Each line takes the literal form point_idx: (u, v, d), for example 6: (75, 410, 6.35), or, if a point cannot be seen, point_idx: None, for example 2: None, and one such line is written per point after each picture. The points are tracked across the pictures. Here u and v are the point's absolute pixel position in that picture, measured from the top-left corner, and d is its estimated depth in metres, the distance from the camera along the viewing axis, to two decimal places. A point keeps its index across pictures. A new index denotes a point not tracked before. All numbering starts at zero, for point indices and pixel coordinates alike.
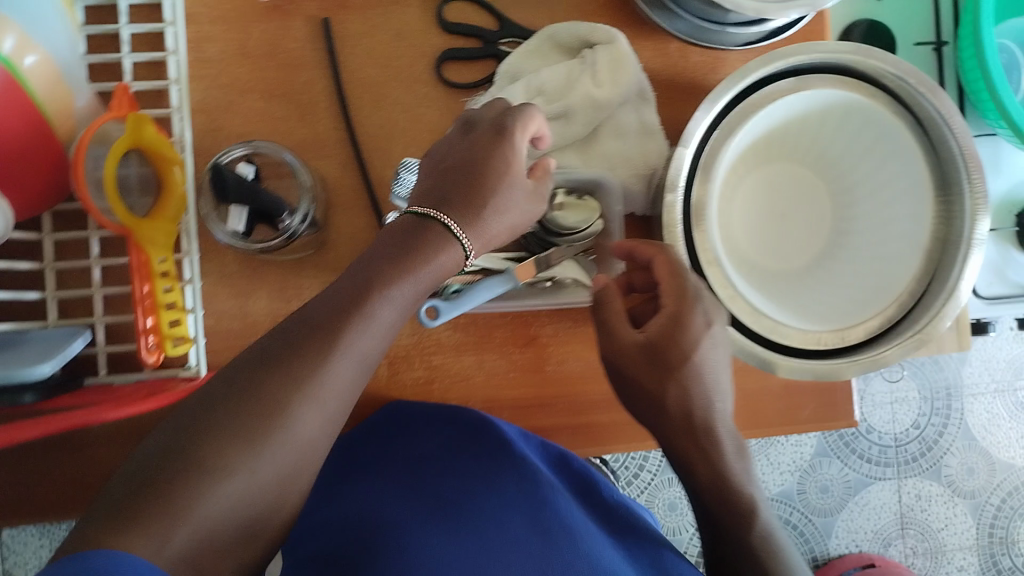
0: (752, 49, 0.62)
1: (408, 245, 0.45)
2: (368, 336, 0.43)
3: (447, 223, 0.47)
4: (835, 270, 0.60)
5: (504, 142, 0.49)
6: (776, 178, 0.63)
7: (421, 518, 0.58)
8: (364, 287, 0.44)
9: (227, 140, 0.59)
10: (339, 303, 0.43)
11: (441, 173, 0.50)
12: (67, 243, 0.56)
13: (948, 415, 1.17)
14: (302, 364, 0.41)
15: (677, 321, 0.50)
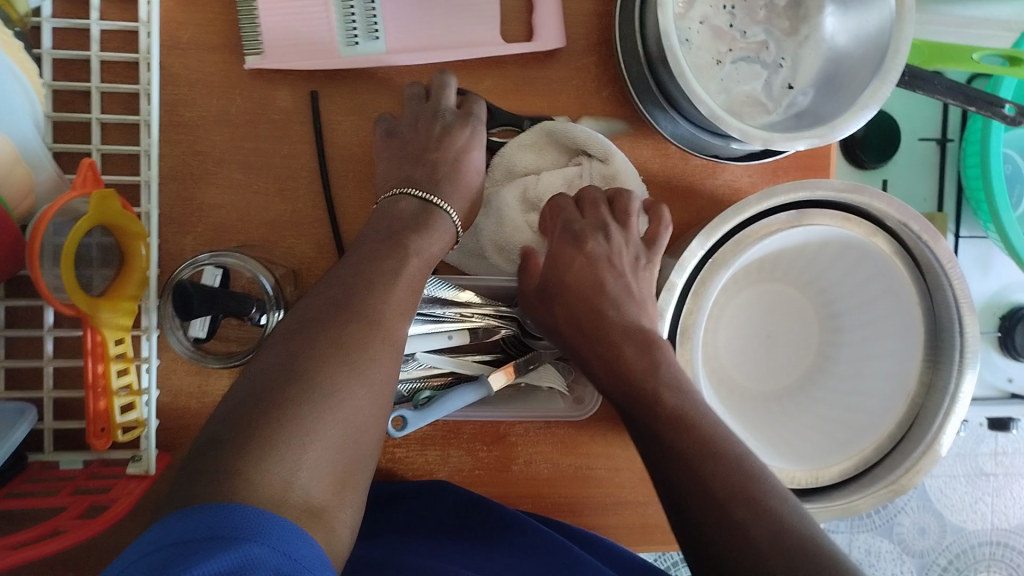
0: (755, 162, 0.60)
1: (418, 225, 0.51)
2: (409, 280, 0.48)
3: (435, 204, 0.52)
4: (818, 399, 0.59)
5: (468, 145, 0.55)
6: (769, 297, 0.62)
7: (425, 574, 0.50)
8: (397, 237, 0.49)
9: (199, 210, 0.55)
10: (378, 254, 0.47)
11: (403, 161, 0.54)
12: (19, 309, 0.53)
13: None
14: (366, 326, 0.43)
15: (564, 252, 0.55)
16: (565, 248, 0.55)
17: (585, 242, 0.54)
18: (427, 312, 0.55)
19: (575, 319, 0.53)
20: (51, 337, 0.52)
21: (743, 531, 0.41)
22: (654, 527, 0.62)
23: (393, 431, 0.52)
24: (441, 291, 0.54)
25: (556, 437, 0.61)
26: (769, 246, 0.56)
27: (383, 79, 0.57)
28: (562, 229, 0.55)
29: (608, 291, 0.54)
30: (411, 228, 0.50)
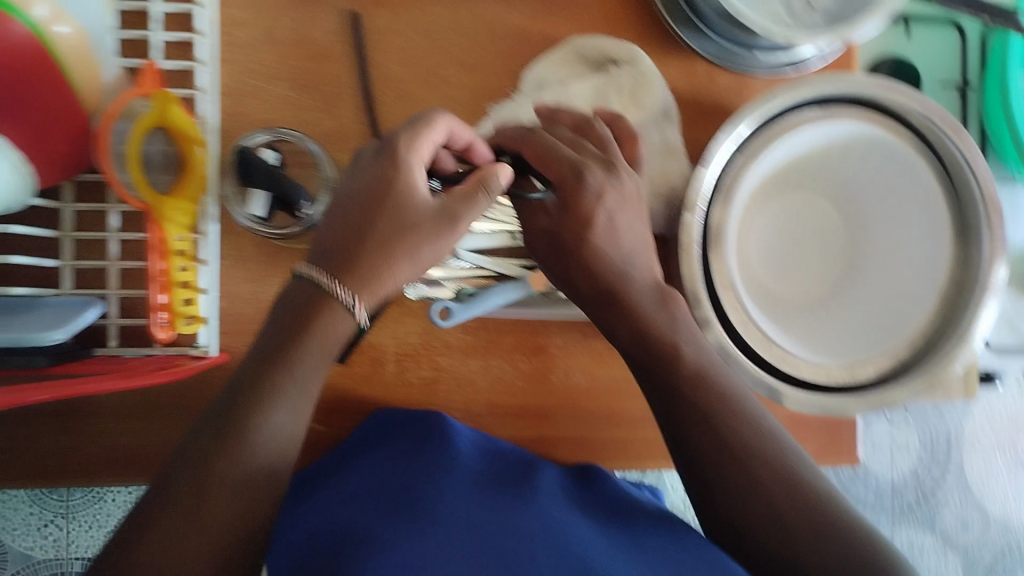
0: (780, 75, 0.62)
1: (298, 315, 0.40)
2: (292, 387, 0.40)
3: (332, 286, 0.41)
4: (851, 303, 0.59)
5: (404, 168, 0.44)
6: (805, 207, 0.60)
7: (382, 518, 0.52)
8: (259, 376, 0.39)
9: (249, 125, 0.59)
10: (243, 384, 0.39)
11: (344, 206, 0.44)
12: (87, 213, 0.57)
13: (948, 464, 1.05)
14: (255, 402, 0.39)
15: (569, 209, 0.52)
16: (578, 196, 0.51)
17: (591, 175, 0.52)
18: None
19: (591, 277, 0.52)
20: (114, 238, 0.56)
21: (763, 489, 0.46)
22: None
23: (440, 322, 0.53)
24: None
25: (593, 348, 0.63)
26: (796, 147, 0.57)
27: (420, 3, 0.60)
28: (561, 160, 0.51)
29: (620, 243, 0.52)
30: (283, 347, 0.40)
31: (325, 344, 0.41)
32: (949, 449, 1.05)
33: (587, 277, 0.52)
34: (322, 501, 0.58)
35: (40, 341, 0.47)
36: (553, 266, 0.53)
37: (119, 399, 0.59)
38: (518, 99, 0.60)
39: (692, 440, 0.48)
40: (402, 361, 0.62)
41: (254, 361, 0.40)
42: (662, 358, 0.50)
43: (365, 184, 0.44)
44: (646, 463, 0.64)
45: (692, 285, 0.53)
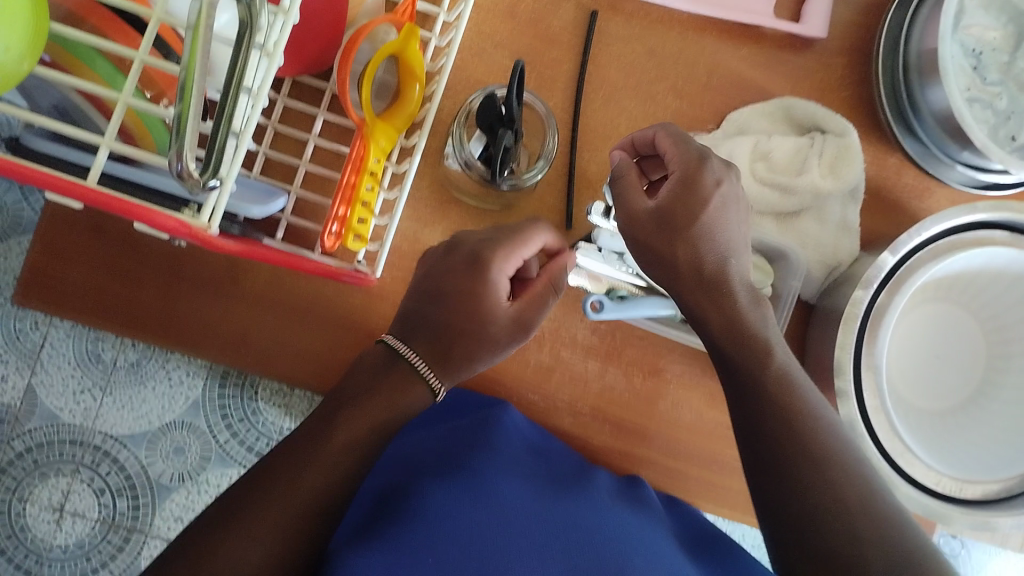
0: (961, 192, 0.64)
1: (390, 377, 0.47)
2: (326, 471, 0.43)
3: (418, 365, 0.47)
4: (970, 426, 0.61)
5: (486, 278, 0.49)
6: (942, 321, 0.64)
7: (439, 481, 0.53)
8: (325, 429, 0.44)
9: (467, 81, 0.61)
10: (305, 441, 0.44)
11: (421, 306, 0.49)
12: (293, 110, 0.59)
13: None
14: (296, 466, 0.42)
15: (688, 189, 0.49)
16: (696, 178, 0.49)
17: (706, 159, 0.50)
18: None
19: (676, 271, 0.49)
20: (313, 141, 0.57)
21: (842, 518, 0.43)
22: None
23: (590, 313, 0.56)
24: None
25: (707, 388, 0.64)
26: (971, 261, 0.58)
27: (655, 20, 0.63)
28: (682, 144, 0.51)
29: (716, 239, 0.49)
30: (316, 445, 0.43)
31: (393, 395, 0.46)
32: None
33: (688, 251, 0.48)
34: (389, 464, 0.60)
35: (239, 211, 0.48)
36: (647, 242, 0.49)
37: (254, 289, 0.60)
38: (717, 135, 0.62)
39: (771, 450, 0.46)
40: (526, 340, 0.63)
41: (341, 407, 0.45)
42: (752, 359, 0.48)
43: (446, 295, 0.49)
44: (721, 512, 0.65)
45: (840, 354, 0.55)
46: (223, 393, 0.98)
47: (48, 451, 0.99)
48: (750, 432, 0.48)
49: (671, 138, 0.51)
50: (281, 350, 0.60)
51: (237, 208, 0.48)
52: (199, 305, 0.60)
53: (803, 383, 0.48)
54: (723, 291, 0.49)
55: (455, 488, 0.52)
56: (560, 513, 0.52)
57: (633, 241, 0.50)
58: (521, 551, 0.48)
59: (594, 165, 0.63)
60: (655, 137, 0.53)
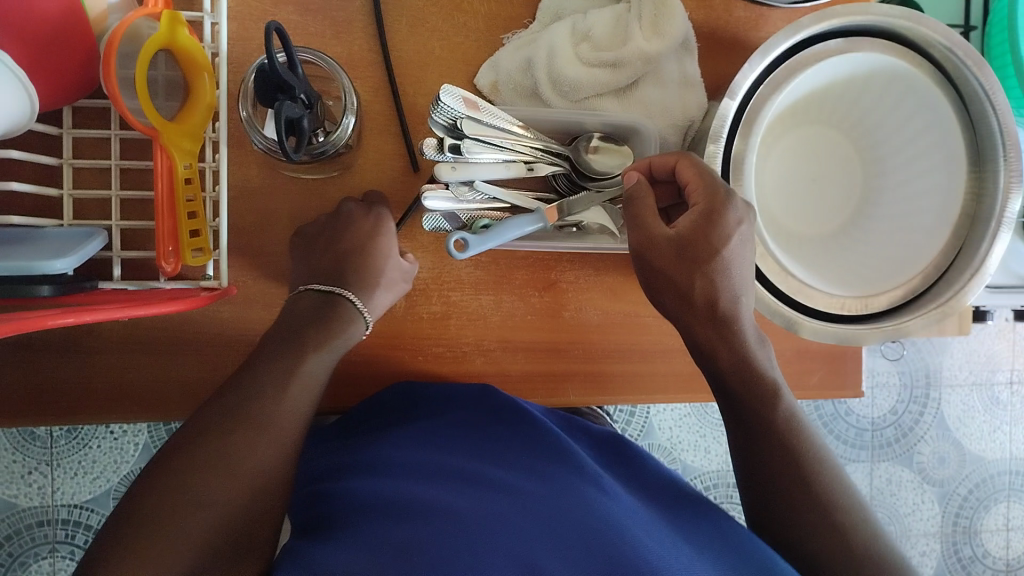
0: (793, 10, 0.62)
1: (324, 320, 0.51)
2: (276, 415, 0.46)
3: (352, 300, 0.53)
4: (862, 238, 0.60)
5: (382, 230, 0.55)
6: (815, 143, 0.61)
7: (426, 476, 0.53)
8: (280, 372, 0.47)
9: (259, 52, 0.56)
10: (252, 391, 0.46)
11: (315, 253, 0.55)
12: (85, 140, 0.54)
13: (925, 402, 1.17)
14: (254, 408, 0.45)
15: (711, 221, 0.48)
16: (721, 214, 0.48)
17: (731, 196, 0.49)
18: (490, 146, 0.55)
19: (679, 294, 0.50)
20: (115, 166, 0.53)
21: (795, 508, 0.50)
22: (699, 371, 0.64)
23: (455, 254, 0.53)
24: (496, 117, 0.55)
25: (606, 284, 0.63)
26: (816, 77, 0.56)
27: None
28: (708, 179, 0.49)
29: (728, 269, 0.49)
30: (269, 381, 0.46)
31: (314, 349, 0.49)
32: (928, 390, 1.17)
33: (705, 283, 0.49)
34: (363, 452, 0.58)
35: (42, 271, 0.44)
36: (662, 268, 0.49)
37: (128, 334, 0.57)
38: (535, 29, 0.59)
39: (767, 458, 0.51)
40: (412, 296, 0.60)
41: (283, 347, 0.49)
42: (760, 397, 0.51)
43: (348, 256, 0.54)
44: (656, 398, 0.65)
45: None
46: (171, 429, 0.98)
47: (19, 541, 0.95)
48: (753, 431, 0.52)
49: (693, 168, 0.50)
50: (165, 388, 0.58)
51: (38, 269, 0.44)
52: (68, 370, 0.56)
53: (760, 367, 0.51)
54: (733, 325, 0.50)
55: (442, 482, 0.53)
56: (507, 484, 0.52)
57: (642, 259, 0.50)
58: (516, 518, 0.48)
59: (421, 98, 0.59)
60: (676, 165, 0.51)
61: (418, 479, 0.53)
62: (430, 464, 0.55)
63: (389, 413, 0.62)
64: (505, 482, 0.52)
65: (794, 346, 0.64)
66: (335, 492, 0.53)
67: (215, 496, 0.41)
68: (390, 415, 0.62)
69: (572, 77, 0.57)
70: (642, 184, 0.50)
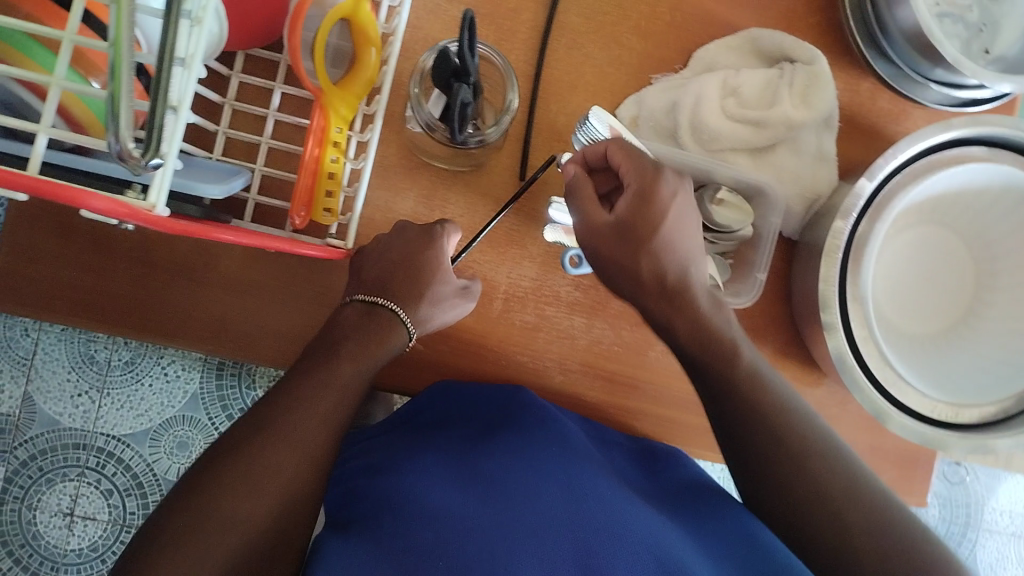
0: (939, 112, 0.63)
1: (367, 330, 0.48)
2: (318, 405, 0.44)
3: (392, 308, 0.49)
4: (961, 349, 0.60)
5: (435, 245, 0.52)
6: (928, 247, 0.63)
7: (455, 482, 0.52)
8: (327, 363, 0.45)
9: (424, 41, 0.59)
10: (295, 385, 0.44)
11: (382, 265, 0.51)
12: (249, 86, 0.57)
13: (960, 541, 1.14)
14: (288, 399, 0.43)
15: (646, 200, 0.48)
16: (655, 188, 0.48)
17: (658, 171, 0.49)
18: None
19: (631, 278, 0.49)
20: (273, 117, 0.56)
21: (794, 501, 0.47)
22: None
23: (568, 267, 0.59)
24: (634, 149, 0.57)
25: None
26: (950, 181, 0.57)
27: None
28: (636, 157, 0.49)
29: (675, 245, 0.49)
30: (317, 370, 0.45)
31: (357, 360, 0.46)
32: (966, 529, 1.14)
33: (655, 264, 0.48)
34: (399, 447, 0.58)
35: (194, 192, 0.46)
36: (607, 255, 0.49)
37: (235, 276, 0.59)
38: (685, 75, 0.61)
39: (750, 438, 0.49)
40: (510, 301, 0.61)
41: (330, 343, 0.47)
42: (715, 359, 0.49)
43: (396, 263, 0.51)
44: (717, 457, 0.65)
45: (825, 289, 0.54)
46: (221, 384, 0.99)
47: (52, 458, 0.97)
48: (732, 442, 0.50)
49: (622, 150, 0.49)
50: (261, 334, 0.60)
51: (192, 189, 0.46)
52: (172, 296, 0.59)
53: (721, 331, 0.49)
54: (686, 293, 0.49)
55: (468, 491, 0.51)
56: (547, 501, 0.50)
57: (591, 248, 0.50)
58: (537, 539, 0.47)
59: (562, 116, 0.61)
60: (606, 150, 0.51)
61: (453, 489, 0.51)
62: (457, 469, 0.54)
63: (418, 416, 0.62)
64: (545, 495, 0.51)
65: (871, 439, 0.64)
66: (373, 479, 0.53)
67: (252, 497, 0.40)
68: (433, 412, 0.61)
69: (714, 128, 0.58)
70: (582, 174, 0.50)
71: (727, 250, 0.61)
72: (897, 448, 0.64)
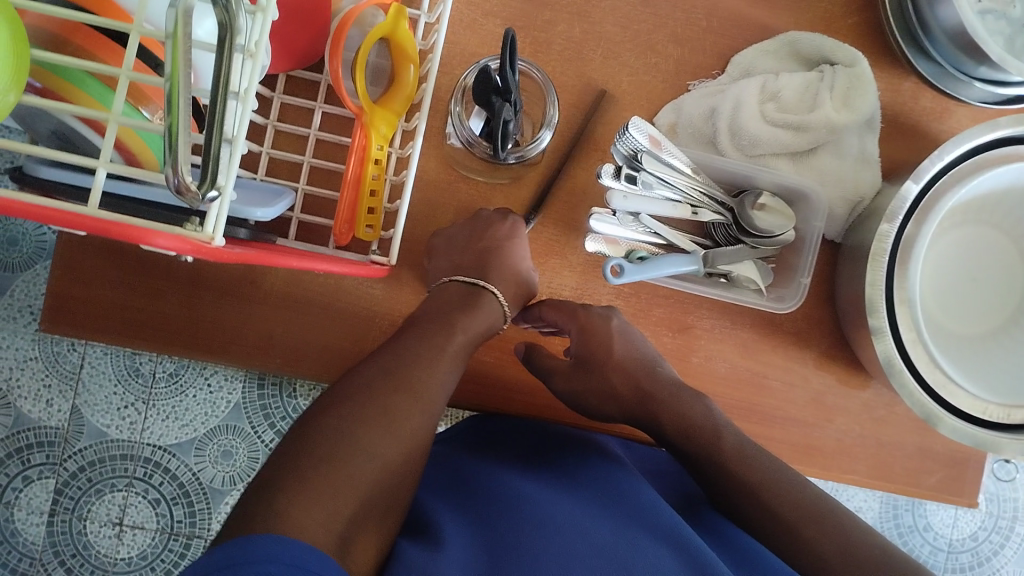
0: (983, 108, 0.62)
1: (466, 306, 0.53)
2: (447, 369, 0.48)
3: (493, 291, 0.55)
4: (1012, 347, 0.59)
5: (518, 232, 0.57)
6: (973, 242, 0.61)
7: (477, 508, 0.51)
8: (448, 326, 0.50)
9: (461, 55, 0.60)
10: (420, 344, 0.48)
11: (462, 250, 0.56)
12: (290, 107, 0.58)
13: (1008, 536, 1.12)
14: (417, 359, 0.47)
15: (488, 228, 0.56)
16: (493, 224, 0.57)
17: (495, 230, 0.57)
18: (664, 182, 0.57)
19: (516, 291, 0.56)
20: (314, 136, 0.57)
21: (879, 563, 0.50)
22: (816, 449, 0.63)
23: (609, 278, 0.55)
24: (674, 157, 0.57)
25: (739, 339, 0.62)
26: (999, 180, 0.56)
27: None
28: (455, 236, 0.57)
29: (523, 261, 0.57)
30: (435, 331, 0.49)
31: (465, 330, 0.51)
32: (1014, 524, 1.12)
33: (622, 378, 0.58)
34: (443, 463, 0.57)
35: (241, 215, 0.47)
36: (584, 392, 0.60)
37: (280, 291, 0.60)
38: (723, 80, 0.60)
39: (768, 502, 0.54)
40: None
41: (449, 313, 0.51)
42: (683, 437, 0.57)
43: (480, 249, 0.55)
44: None
45: (872, 291, 0.53)
46: (263, 395, 1.01)
47: (101, 469, 0.99)
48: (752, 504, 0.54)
49: (472, 221, 0.58)
50: (306, 349, 0.61)
51: (240, 212, 0.47)
52: (218, 313, 0.60)
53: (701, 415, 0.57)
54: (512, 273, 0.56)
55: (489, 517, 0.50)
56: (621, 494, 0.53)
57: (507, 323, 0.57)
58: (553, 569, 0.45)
59: (600, 125, 0.61)
60: (540, 312, 0.59)
61: (477, 515, 0.50)
62: (476, 494, 0.52)
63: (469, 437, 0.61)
64: (560, 526, 0.49)
65: (919, 442, 0.63)
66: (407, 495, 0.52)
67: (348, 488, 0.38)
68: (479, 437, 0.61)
69: (752, 132, 0.58)
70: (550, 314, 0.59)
71: (769, 256, 0.60)
72: (947, 451, 0.64)
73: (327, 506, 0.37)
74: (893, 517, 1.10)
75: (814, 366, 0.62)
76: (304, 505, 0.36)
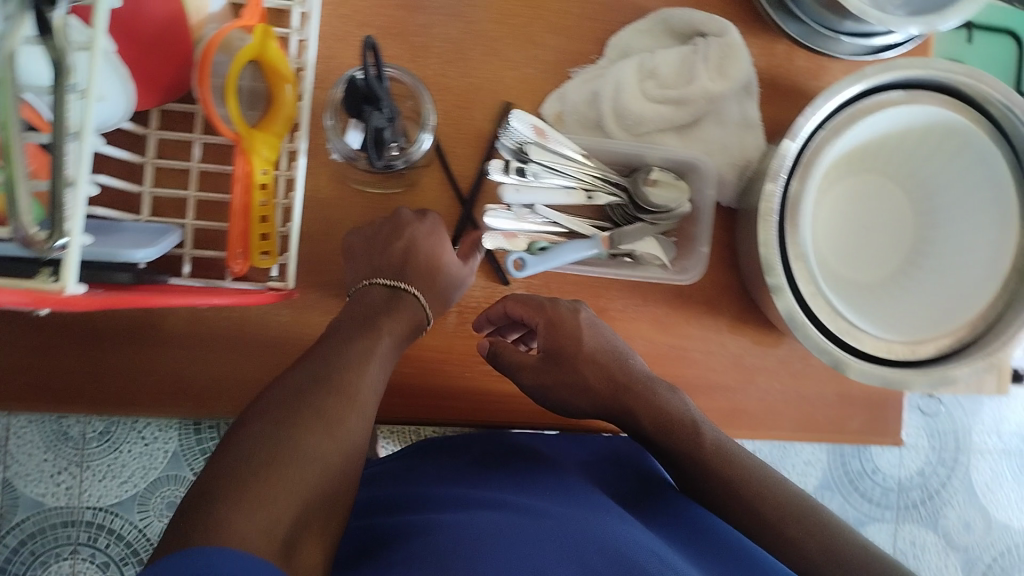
0: (856, 61, 0.64)
1: (391, 308, 0.52)
2: (375, 369, 0.47)
3: (417, 293, 0.53)
4: (910, 286, 0.61)
5: (434, 229, 0.56)
6: (862, 192, 0.64)
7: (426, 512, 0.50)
8: (369, 329, 0.49)
9: (338, 69, 0.59)
10: (343, 352, 0.47)
11: (383, 249, 0.54)
12: (168, 142, 0.57)
13: (953, 467, 1.16)
14: (345, 367, 0.46)
15: (396, 228, 0.55)
16: (409, 228, 0.55)
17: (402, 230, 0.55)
18: (554, 171, 0.58)
19: (432, 282, 0.54)
20: (196, 169, 0.55)
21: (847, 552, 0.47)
22: (742, 411, 0.64)
23: (513, 272, 0.55)
24: (564, 146, 0.58)
25: (653, 315, 0.62)
26: (874, 127, 0.58)
27: None
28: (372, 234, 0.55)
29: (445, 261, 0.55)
30: (358, 334, 0.48)
31: (389, 331, 0.50)
32: (957, 455, 1.16)
33: (592, 371, 0.56)
34: (386, 487, 0.57)
35: (121, 259, 0.45)
36: (555, 385, 0.57)
37: (188, 331, 0.59)
38: (602, 64, 0.61)
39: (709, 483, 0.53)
40: (464, 313, 0.61)
41: (375, 315, 0.51)
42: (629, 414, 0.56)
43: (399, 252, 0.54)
44: None
45: (766, 251, 0.54)
46: (202, 439, 0.97)
47: (43, 540, 0.95)
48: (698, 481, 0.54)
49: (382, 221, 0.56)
50: (222, 387, 0.59)
51: (119, 256, 0.45)
52: (127, 362, 0.58)
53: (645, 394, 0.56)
54: (438, 273, 0.55)
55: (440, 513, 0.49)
56: (566, 492, 0.53)
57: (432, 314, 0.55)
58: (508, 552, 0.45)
59: (488, 122, 0.61)
60: (505, 310, 0.58)
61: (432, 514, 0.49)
62: (423, 502, 0.52)
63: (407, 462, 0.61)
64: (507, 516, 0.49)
65: (838, 389, 0.65)
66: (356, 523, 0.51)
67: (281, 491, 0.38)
68: (423, 459, 0.61)
69: (636, 112, 0.59)
70: (510, 313, 0.57)
71: (669, 230, 0.61)
72: (866, 394, 0.65)
73: (272, 509, 0.36)
74: (840, 464, 1.12)
75: (729, 331, 0.63)
76: (244, 509, 0.35)
